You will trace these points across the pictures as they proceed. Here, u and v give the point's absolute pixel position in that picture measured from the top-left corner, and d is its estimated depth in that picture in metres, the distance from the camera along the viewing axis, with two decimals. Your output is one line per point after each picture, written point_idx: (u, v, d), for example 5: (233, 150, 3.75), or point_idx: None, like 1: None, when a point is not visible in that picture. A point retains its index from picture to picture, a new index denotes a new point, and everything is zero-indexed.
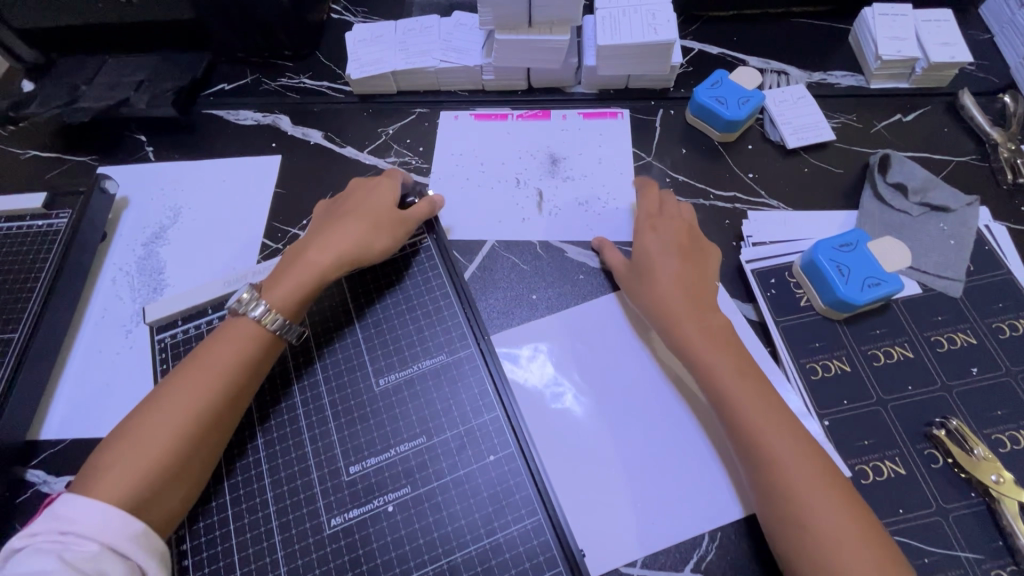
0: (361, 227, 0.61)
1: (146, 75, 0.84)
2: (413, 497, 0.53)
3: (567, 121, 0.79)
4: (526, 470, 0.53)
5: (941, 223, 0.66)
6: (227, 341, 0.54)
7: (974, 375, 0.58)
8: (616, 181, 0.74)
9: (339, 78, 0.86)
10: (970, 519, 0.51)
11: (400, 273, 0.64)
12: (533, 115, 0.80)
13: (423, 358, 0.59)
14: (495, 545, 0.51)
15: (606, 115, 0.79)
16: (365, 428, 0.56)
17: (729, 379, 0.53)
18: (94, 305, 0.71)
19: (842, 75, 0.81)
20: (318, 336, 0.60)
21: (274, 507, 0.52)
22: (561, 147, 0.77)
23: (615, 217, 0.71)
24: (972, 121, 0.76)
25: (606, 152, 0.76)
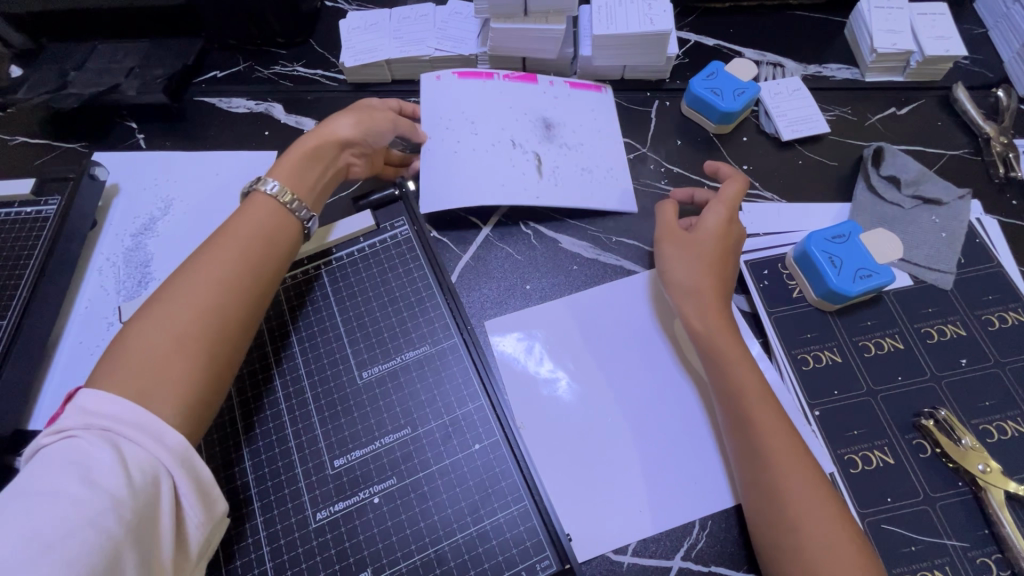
0: (351, 115, 0.66)
1: (136, 62, 0.83)
2: (399, 488, 0.53)
3: (555, 88, 0.78)
4: (512, 457, 0.53)
5: (933, 216, 0.67)
6: (252, 213, 0.56)
7: (964, 366, 0.58)
8: (612, 154, 0.74)
9: (334, 67, 0.86)
10: (957, 508, 0.52)
11: (387, 266, 0.63)
12: (518, 76, 0.78)
13: (406, 349, 0.59)
14: (482, 532, 0.51)
15: (592, 88, 0.79)
16: (349, 421, 0.56)
17: (739, 371, 0.54)
18: (82, 297, 0.70)
19: (838, 68, 0.81)
20: (298, 329, 0.60)
21: (258, 502, 0.52)
22: (552, 112, 0.76)
23: (614, 188, 0.72)
24: (965, 115, 0.76)
25: (598, 121, 0.76)
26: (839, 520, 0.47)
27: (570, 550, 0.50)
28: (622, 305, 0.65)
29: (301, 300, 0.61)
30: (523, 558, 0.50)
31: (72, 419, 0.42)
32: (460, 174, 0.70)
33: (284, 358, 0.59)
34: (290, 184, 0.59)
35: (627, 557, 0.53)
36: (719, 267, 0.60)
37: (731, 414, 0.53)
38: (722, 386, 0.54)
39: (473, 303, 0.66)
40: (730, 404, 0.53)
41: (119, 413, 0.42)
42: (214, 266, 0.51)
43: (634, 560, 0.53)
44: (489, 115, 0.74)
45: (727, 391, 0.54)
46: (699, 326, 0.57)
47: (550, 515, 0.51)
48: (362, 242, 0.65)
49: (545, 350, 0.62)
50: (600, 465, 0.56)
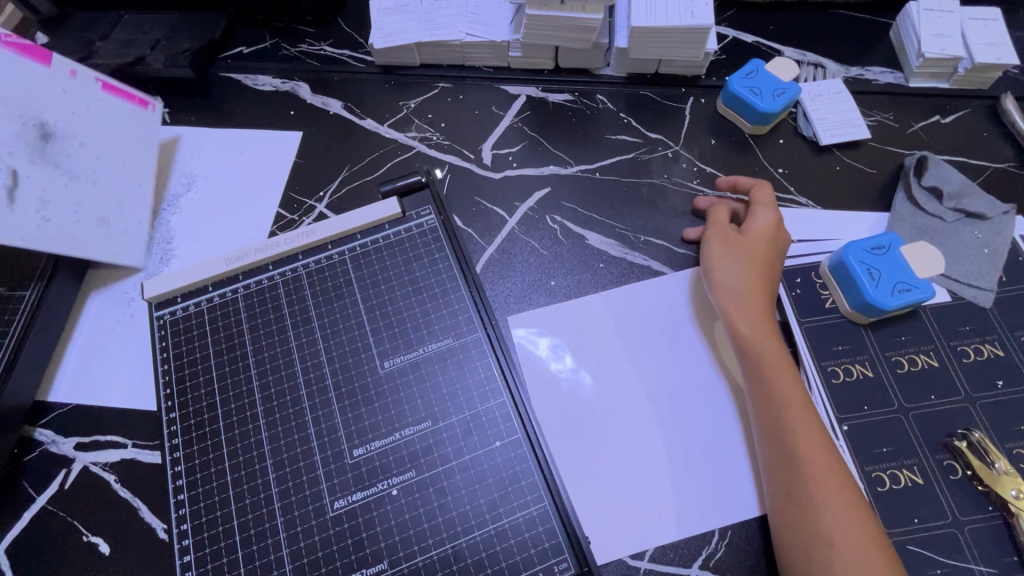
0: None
1: (164, 34, 0.82)
2: (417, 481, 0.52)
3: (74, 83, 0.66)
4: (532, 456, 0.53)
5: (975, 231, 0.65)
6: None
7: (1000, 388, 0.56)
8: (132, 199, 0.69)
9: (362, 47, 0.84)
10: (985, 532, 0.50)
11: (417, 253, 0.62)
12: (25, 46, 0.63)
13: (429, 341, 0.58)
14: (500, 531, 0.50)
15: (136, 99, 0.73)
16: (369, 411, 0.55)
17: (780, 380, 0.53)
18: (102, 269, 0.70)
19: (881, 71, 0.79)
20: (321, 314, 0.60)
21: (276, 487, 0.52)
22: (61, 116, 0.64)
23: (100, 243, 0.65)
24: (1013, 126, 0.74)
25: (106, 147, 0.68)
26: (874, 537, 0.46)
27: (589, 554, 0.49)
28: (650, 307, 0.64)
29: (325, 284, 0.61)
30: (541, 559, 0.49)
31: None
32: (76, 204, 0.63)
33: (304, 343, 0.58)
34: None
35: (644, 562, 0.52)
36: (764, 272, 0.59)
37: (770, 422, 0.52)
38: (764, 392, 0.53)
39: (497, 297, 0.65)
40: (770, 412, 0.52)
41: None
42: None
43: (651, 566, 0.52)
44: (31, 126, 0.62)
45: (771, 401, 0.53)
46: (740, 330, 0.56)
47: (572, 520, 0.50)
48: (388, 229, 0.64)
49: (568, 348, 0.62)
50: (621, 469, 0.55)
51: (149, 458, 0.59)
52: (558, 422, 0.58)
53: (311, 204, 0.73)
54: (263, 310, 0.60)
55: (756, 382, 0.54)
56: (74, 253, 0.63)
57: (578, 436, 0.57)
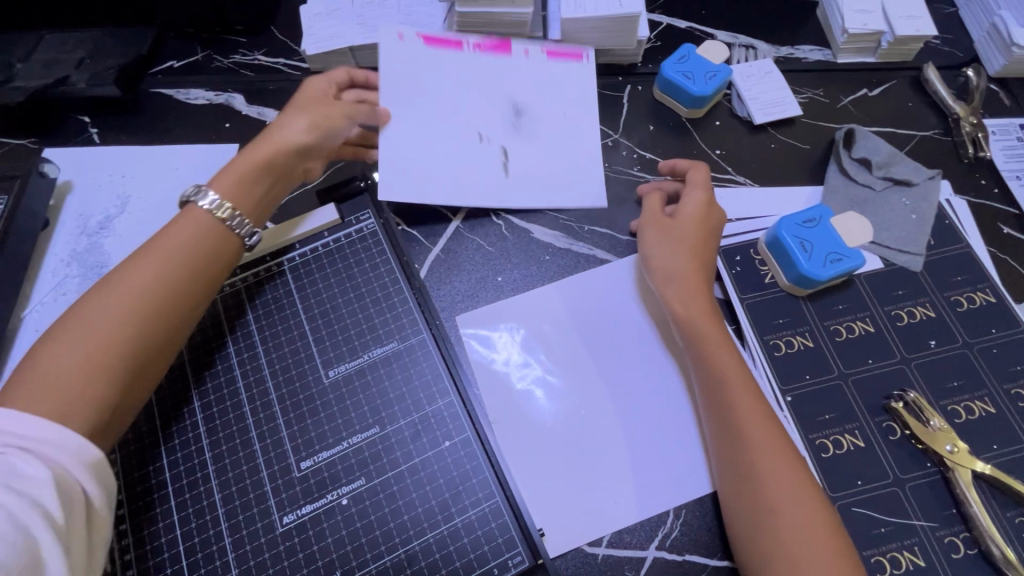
0: (299, 111, 0.64)
1: (86, 51, 0.79)
2: (368, 488, 0.52)
3: (529, 58, 0.75)
4: (482, 453, 0.53)
5: (903, 198, 0.67)
6: (172, 235, 0.53)
7: (932, 348, 0.58)
8: (586, 146, 0.72)
9: (296, 55, 0.83)
10: (926, 488, 0.52)
11: (361, 257, 0.62)
12: (493, 44, 0.75)
13: (374, 346, 0.57)
14: (453, 530, 0.50)
15: (571, 56, 0.76)
16: (315, 422, 0.54)
17: (722, 356, 0.54)
18: (34, 300, 0.68)
19: (810, 50, 0.80)
20: (261, 328, 0.58)
21: (223, 508, 0.51)
22: (519, 92, 0.73)
23: (581, 194, 0.70)
24: (936, 95, 0.76)
25: (570, 108, 0.74)
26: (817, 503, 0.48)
27: (542, 545, 0.49)
28: (595, 295, 0.64)
29: (265, 297, 0.60)
30: (496, 554, 0.49)
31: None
32: (471, 176, 0.69)
33: (247, 359, 0.57)
34: (234, 196, 0.57)
35: (601, 549, 0.53)
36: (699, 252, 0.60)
37: (714, 399, 0.53)
38: (708, 371, 0.54)
39: (444, 297, 0.65)
40: (713, 389, 0.53)
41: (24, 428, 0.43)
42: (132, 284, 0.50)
43: (608, 551, 0.53)
44: (408, 99, 0.71)
45: (716, 376, 0.53)
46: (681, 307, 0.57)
47: (525, 518, 0.50)
48: (328, 236, 0.63)
49: (517, 340, 0.62)
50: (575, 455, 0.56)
51: None
52: (507, 418, 0.58)
53: None
54: (201, 327, 0.58)
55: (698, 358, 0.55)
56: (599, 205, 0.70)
57: (531, 430, 0.57)
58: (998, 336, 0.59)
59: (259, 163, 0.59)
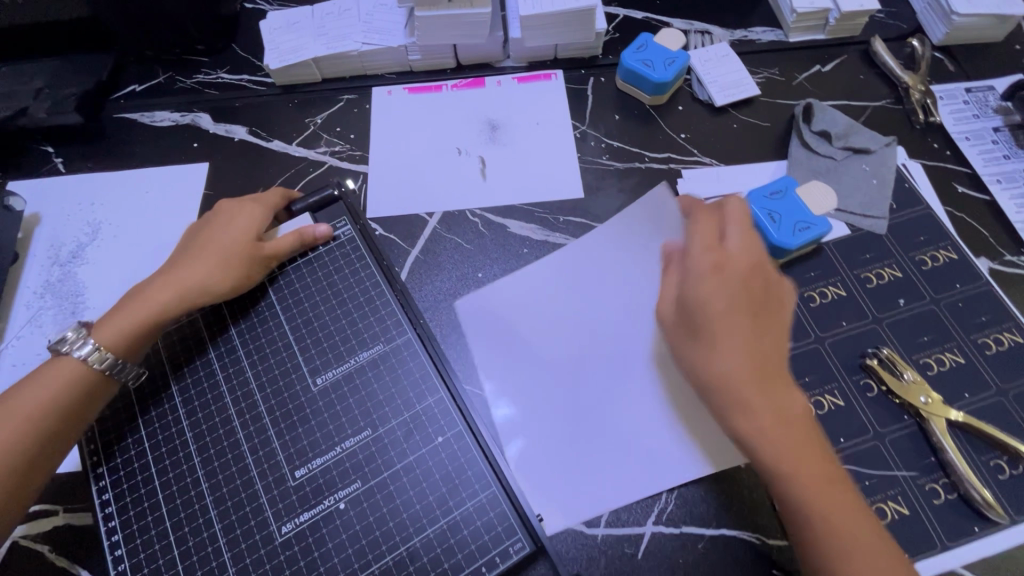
0: (213, 255, 0.58)
1: (45, 81, 0.79)
2: (365, 491, 0.52)
3: (502, 87, 0.79)
4: (475, 445, 0.53)
5: (864, 165, 0.69)
6: (43, 385, 0.52)
7: (902, 306, 0.61)
8: (555, 145, 0.75)
9: (260, 70, 0.83)
10: (905, 440, 0.54)
11: (346, 263, 0.61)
12: (470, 82, 0.80)
13: (360, 351, 0.57)
14: (452, 523, 0.51)
15: (540, 76, 0.80)
16: (306, 430, 0.54)
17: (787, 450, 0.47)
18: (8, 335, 0.67)
19: (763, 31, 0.83)
20: (244, 340, 0.58)
21: (219, 523, 0.51)
22: (497, 112, 0.77)
23: (555, 188, 0.72)
24: (885, 66, 0.79)
25: (541, 115, 0.77)
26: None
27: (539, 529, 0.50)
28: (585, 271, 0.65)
29: (247, 308, 0.59)
30: (497, 542, 0.50)
31: None
32: (459, 192, 0.72)
33: (231, 372, 0.57)
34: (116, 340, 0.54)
35: (600, 529, 0.54)
36: (751, 303, 0.51)
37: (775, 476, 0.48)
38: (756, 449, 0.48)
39: (427, 297, 0.65)
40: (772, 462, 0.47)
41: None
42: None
43: (607, 531, 0.54)
44: (396, 139, 0.76)
45: (786, 478, 0.47)
46: (725, 381, 0.49)
47: (525, 511, 0.51)
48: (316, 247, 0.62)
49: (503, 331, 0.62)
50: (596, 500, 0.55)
51: (83, 519, 0.56)
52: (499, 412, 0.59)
53: None
54: (183, 342, 0.58)
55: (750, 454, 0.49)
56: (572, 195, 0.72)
57: (532, 420, 0.58)
58: (963, 290, 0.62)
59: (161, 316, 0.55)
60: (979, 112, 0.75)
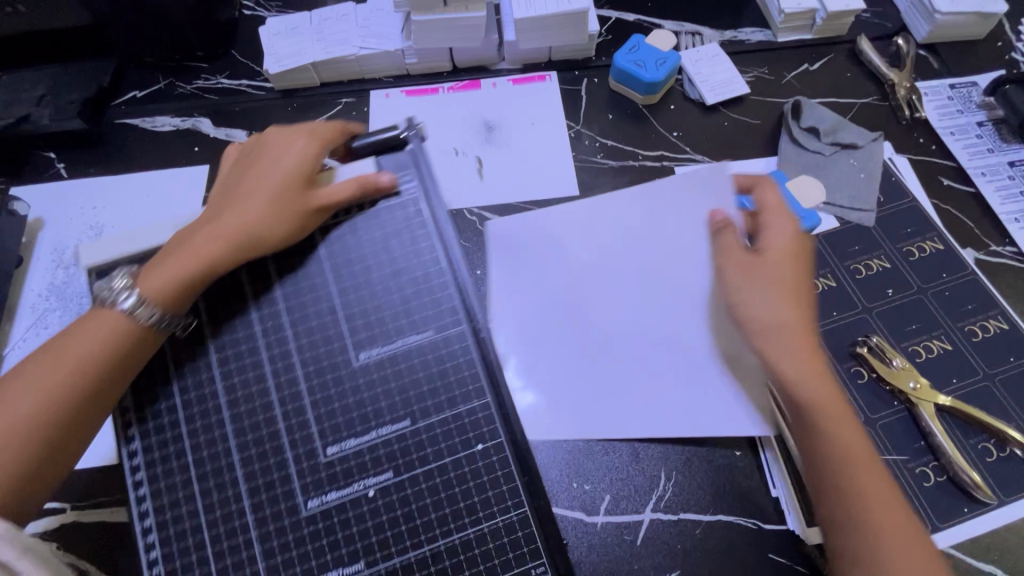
0: (271, 196, 0.55)
1: (47, 89, 0.80)
2: (397, 482, 0.51)
3: (498, 89, 0.81)
4: (511, 448, 0.53)
5: (851, 159, 0.71)
6: (91, 328, 0.50)
7: (891, 296, 0.62)
8: (551, 144, 0.77)
9: (259, 75, 0.84)
10: (895, 425, 0.56)
11: (401, 227, 0.57)
12: (466, 84, 0.81)
13: (409, 333, 0.55)
14: (481, 534, 0.50)
15: (535, 78, 0.81)
16: (343, 408, 0.52)
17: (822, 406, 0.50)
18: (14, 338, 0.68)
19: (752, 31, 0.85)
20: (287, 302, 0.55)
21: (248, 497, 0.50)
22: (493, 113, 0.79)
23: (551, 186, 0.73)
24: (871, 64, 0.81)
25: (536, 115, 0.79)
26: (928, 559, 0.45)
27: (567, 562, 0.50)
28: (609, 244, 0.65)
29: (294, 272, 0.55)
30: (524, 561, 0.50)
31: None
32: (459, 191, 0.73)
33: (273, 339, 0.53)
34: (158, 290, 0.50)
35: (600, 517, 0.55)
36: (795, 279, 0.55)
37: (816, 445, 0.49)
38: (807, 414, 0.50)
39: None
40: (814, 426, 0.50)
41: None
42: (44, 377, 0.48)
43: (607, 519, 0.55)
44: None
45: (825, 444, 0.49)
46: (770, 330, 0.53)
47: (543, 505, 0.51)
48: (367, 204, 0.58)
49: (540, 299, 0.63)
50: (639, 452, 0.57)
51: (92, 516, 0.57)
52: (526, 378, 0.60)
53: None
54: (227, 302, 0.54)
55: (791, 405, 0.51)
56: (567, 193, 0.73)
57: (549, 391, 0.60)
58: (950, 280, 0.63)
59: (216, 262, 0.52)
60: (963, 108, 0.77)
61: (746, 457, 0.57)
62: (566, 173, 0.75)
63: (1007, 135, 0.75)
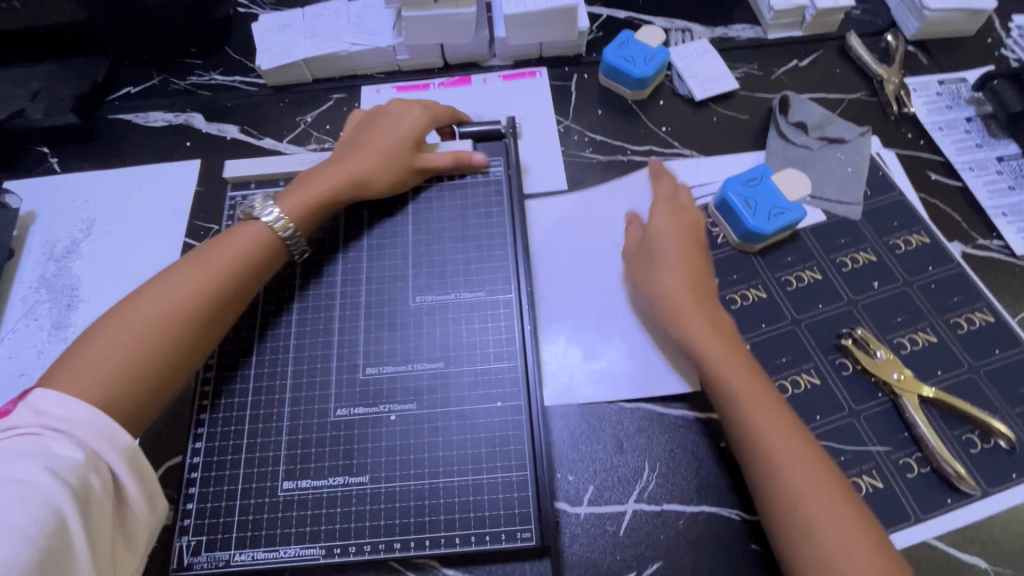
0: (386, 149, 0.65)
1: (42, 84, 0.80)
2: (416, 413, 0.57)
3: (488, 85, 0.81)
4: (525, 399, 0.58)
5: (838, 153, 0.71)
6: (238, 236, 0.58)
7: (876, 288, 0.62)
8: (541, 139, 0.77)
9: (252, 71, 0.85)
10: (879, 416, 0.55)
11: (464, 204, 0.68)
12: (457, 80, 0.82)
13: (462, 289, 0.63)
14: (477, 484, 0.55)
15: (525, 74, 0.82)
16: (389, 337, 0.61)
17: (728, 369, 0.54)
18: (4, 329, 0.68)
19: (742, 28, 0.85)
20: (346, 267, 0.64)
21: (289, 409, 0.58)
22: (484, 108, 0.79)
23: (541, 180, 0.74)
24: (860, 60, 0.81)
25: (527, 111, 0.79)
26: (848, 507, 0.47)
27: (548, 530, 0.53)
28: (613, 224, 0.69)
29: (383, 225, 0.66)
30: (518, 520, 0.53)
31: (25, 418, 0.45)
32: None
33: (349, 291, 0.63)
34: (296, 213, 0.60)
35: (584, 508, 0.55)
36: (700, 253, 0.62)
37: (730, 411, 0.53)
38: (714, 383, 0.54)
39: None
40: (727, 393, 0.53)
41: (69, 410, 0.46)
42: (191, 275, 0.55)
43: (590, 510, 0.55)
44: None
45: (735, 411, 0.52)
46: (673, 307, 0.58)
47: (536, 459, 0.55)
48: (448, 179, 0.69)
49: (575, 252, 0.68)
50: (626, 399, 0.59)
51: None
52: (555, 329, 0.63)
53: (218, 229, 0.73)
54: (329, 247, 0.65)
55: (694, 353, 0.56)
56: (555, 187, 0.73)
57: (563, 345, 0.63)
58: (935, 273, 0.63)
59: (338, 197, 0.63)
60: (952, 103, 0.77)
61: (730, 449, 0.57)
62: (555, 166, 0.75)
63: (996, 130, 0.75)
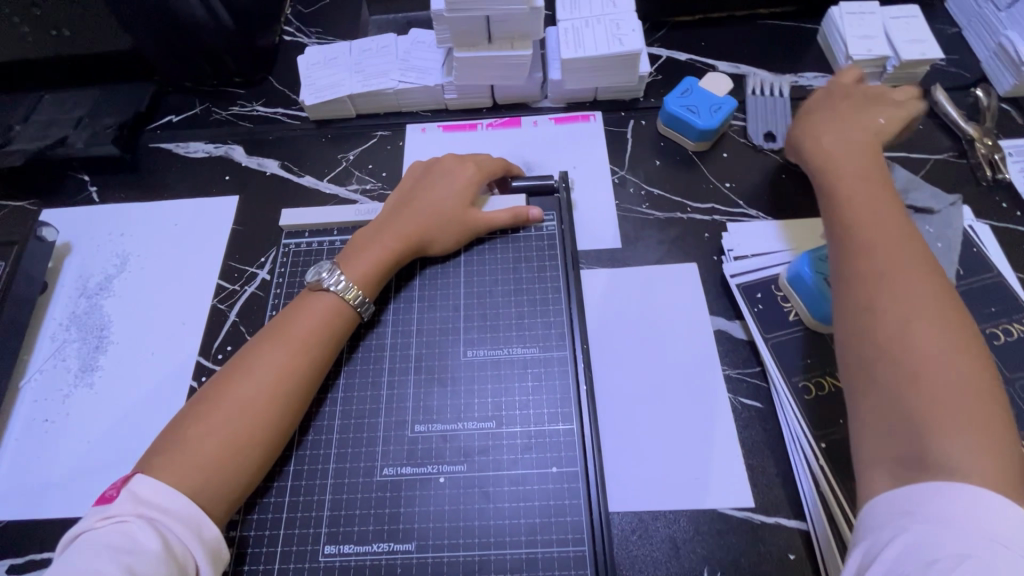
0: (448, 214, 0.62)
1: (86, 111, 0.79)
2: (467, 476, 0.52)
3: (539, 128, 0.77)
4: (584, 476, 0.52)
5: (927, 225, 0.64)
6: (303, 311, 0.54)
7: None
8: (593, 189, 0.72)
9: (295, 104, 0.82)
10: None
11: (517, 258, 0.63)
12: (506, 121, 0.78)
13: (515, 344, 0.58)
14: (531, 558, 0.49)
15: (578, 118, 0.77)
16: (439, 393, 0.56)
17: (867, 246, 0.50)
18: (32, 368, 0.66)
19: (814, 76, 0.79)
20: (396, 320, 0.60)
21: (334, 464, 0.53)
22: (533, 153, 0.75)
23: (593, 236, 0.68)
24: (946, 117, 0.74)
25: (579, 158, 0.74)
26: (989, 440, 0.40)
27: None
28: (673, 292, 0.63)
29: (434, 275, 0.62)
30: None
31: (123, 507, 0.44)
32: None
33: (399, 340, 0.59)
34: (359, 279, 0.57)
35: None
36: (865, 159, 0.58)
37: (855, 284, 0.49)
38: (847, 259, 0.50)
39: None
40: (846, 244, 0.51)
41: (169, 504, 0.44)
42: (272, 360, 0.51)
43: None
44: None
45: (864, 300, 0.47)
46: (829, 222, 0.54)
47: (597, 534, 0.50)
48: (488, 238, 0.64)
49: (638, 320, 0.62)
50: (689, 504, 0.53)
51: None
52: (616, 400, 0.57)
53: (252, 272, 0.70)
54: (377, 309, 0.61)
55: (847, 220, 0.53)
56: (608, 245, 0.68)
57: (623, 421, 0.57)
58: None
59: (396, 261, 0.59)
60: None
61: (801, 563, 0.50)
62: (608, 220, 0.70)
63: None
